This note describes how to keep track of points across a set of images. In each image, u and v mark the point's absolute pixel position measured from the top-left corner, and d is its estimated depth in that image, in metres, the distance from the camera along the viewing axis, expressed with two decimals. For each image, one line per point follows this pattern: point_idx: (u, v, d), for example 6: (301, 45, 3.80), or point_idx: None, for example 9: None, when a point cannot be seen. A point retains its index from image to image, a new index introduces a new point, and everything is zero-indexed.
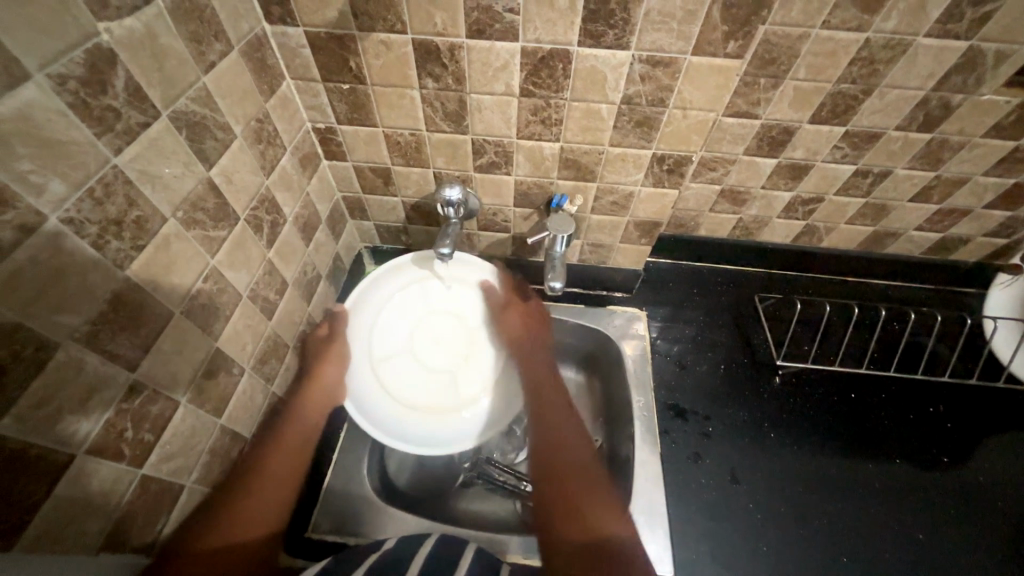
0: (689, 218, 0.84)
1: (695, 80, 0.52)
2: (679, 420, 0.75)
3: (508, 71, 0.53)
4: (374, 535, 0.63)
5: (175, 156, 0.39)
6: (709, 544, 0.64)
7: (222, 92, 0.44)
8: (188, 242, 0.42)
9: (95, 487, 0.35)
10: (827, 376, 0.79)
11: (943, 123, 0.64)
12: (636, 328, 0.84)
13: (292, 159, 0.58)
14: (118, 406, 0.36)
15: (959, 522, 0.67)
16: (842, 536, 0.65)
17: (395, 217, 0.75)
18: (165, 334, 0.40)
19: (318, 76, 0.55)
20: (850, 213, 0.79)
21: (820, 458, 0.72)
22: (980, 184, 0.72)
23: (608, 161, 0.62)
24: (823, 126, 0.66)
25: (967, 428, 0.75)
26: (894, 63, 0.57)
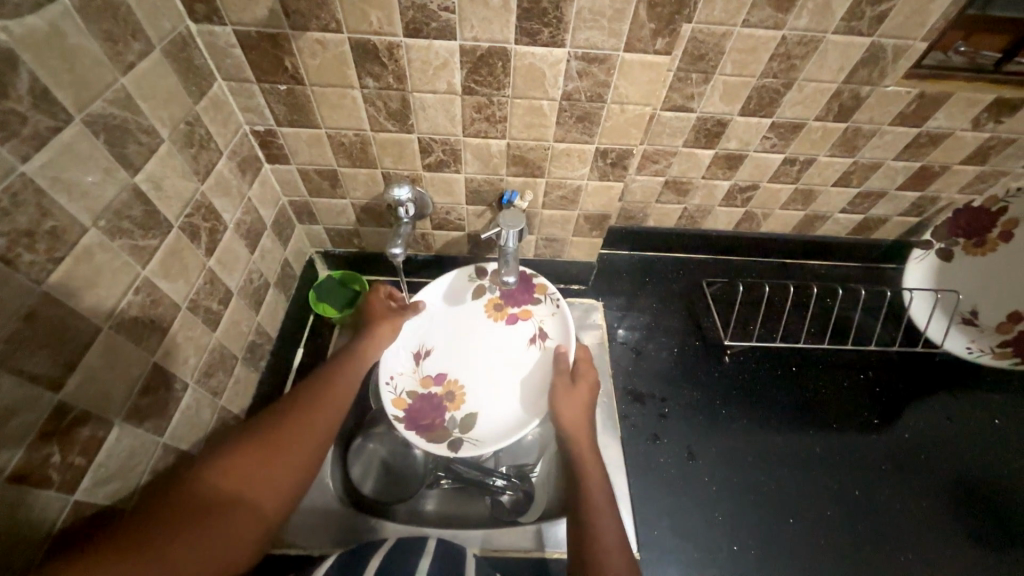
0: (637, 210, 0.88)
1: (630, 76, 0.54)
2: (637, 403, 0.78)
3: (448, 69, 0.53)
4: None
5: (94, 162, 0.37)
6: (668, 518, 0.67)
7: (145, 93, 0.42)
8: (115, 253, 0.40)
9: (22, 515, 0.33)
10: (772, 352, 0.85)
11: (855, 113, 0.70)
12: (593, 318, 0.87)
13: (229, 163, 0.56)
14: (42, 430, 0.34)
15: (889, 476, 0.73)
16: (789, 498, 0.70)
17: (345, 221, 0.74)
18: (94, 349, 0.38)
19: (252, 76, 0.53)
20: (782, 199, 0.85)
21: (768, 429, 0.77)
22: (891, 168, 0.79)
23: (554, 157, 0.63)
24: (751, 118, 0.70)
25: (893, 391, 0.82)
26: (808, 59, 0.62)
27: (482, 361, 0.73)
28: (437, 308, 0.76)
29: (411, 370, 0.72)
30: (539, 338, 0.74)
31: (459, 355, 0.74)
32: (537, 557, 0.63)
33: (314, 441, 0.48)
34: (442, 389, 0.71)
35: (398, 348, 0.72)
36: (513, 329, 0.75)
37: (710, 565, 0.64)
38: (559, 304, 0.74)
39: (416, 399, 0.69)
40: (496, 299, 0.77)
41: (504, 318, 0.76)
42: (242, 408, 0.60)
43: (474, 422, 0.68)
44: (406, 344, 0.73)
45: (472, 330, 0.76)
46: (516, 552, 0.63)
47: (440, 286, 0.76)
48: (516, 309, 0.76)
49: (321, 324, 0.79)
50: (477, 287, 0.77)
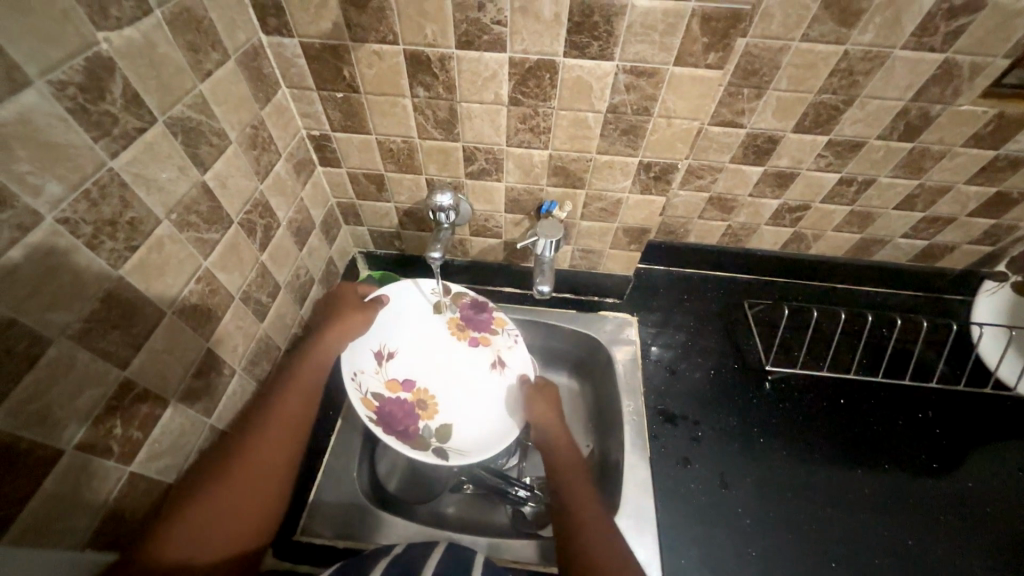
0: (678, 225, 0.86)
1: (679, 90, 0.53)
2: (668, 425, 0.75)
3: (496, 80, 0.54)
4: (363, 540, 0.63)
5: (170, 160, 0.41)
6: (696, 548, 0.64)
7: (219, 98, 0.46)
8: (182, 244, 0.43)
9: (82, 482, 0.36)
10: (818, 381, 0.80)
11: (923, 133, 0.65)
12: (628, 333, 0.84)
13: (286, 165, 0.59)
14: (108, 404, 0.37)
15: (947, 528, 0.67)
16: (831, 541, 0.66)
17: (388, 223, 0.76)
18: (158, 333, 0.41)
19: (312, 84, 0.57)
20: (836, 221, 0.81)
21: (810, 464, 0.72)
22: (962, 192, 0.73)
23: (596, 169, 0.63)
24: (806, 135, 0.67)
25: (956, 435, 0.75)
26: (872, 75, 0.59)
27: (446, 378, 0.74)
28: (398, 309, 0.74)
29: (373, 370, 0.69)
30: (499, 365, 0.74)
31: (423, 366, 0.74)
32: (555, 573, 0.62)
33: (283, 461, 0.49)
34: (411, 397, 0.71)
35: (361, 345, 0.68)
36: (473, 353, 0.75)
37: None
38: (518, 339, 0.75)
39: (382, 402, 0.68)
40: (457, 317, 0.76)
41: (465, 339, 0.76)
42: None
43: (448, 435, 0.69)
44: (370, 342, 0.70)
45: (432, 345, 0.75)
46: (534, 566, 0.62)
47: (398, 288, 0.73)
48: (477, 333, 0.76)
49: None
50: (438, 302, 0.76)
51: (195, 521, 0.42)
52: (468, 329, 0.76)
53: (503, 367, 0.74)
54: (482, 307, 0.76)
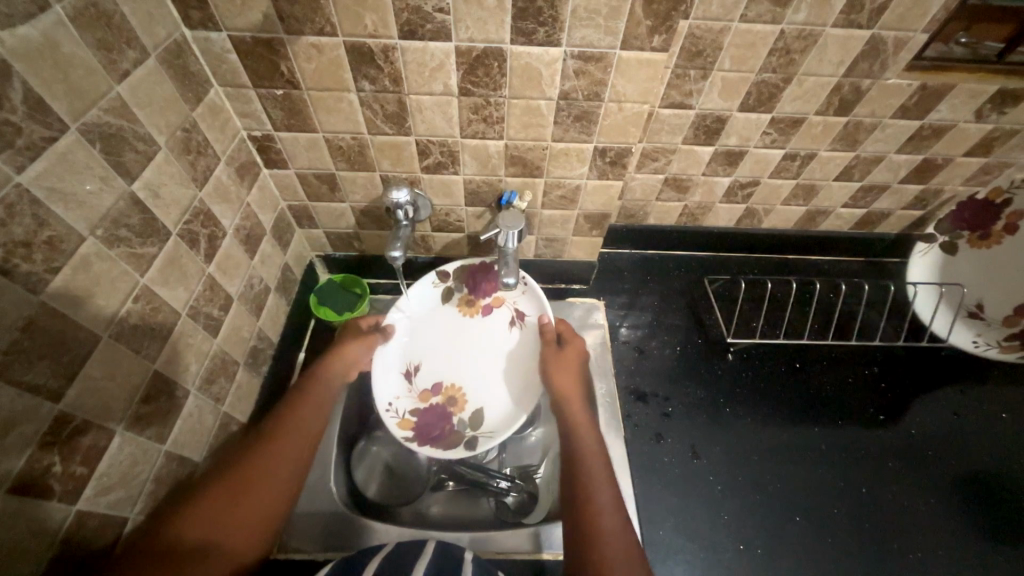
0: (638, 208, 0.87)
1: (627, 74, 0.53)
2: (640, 403, 0.77)
3: (444, 71, 0.53)
4: (343, 549, 0.62)
5: (91, 171, 0.37)
6: (673, 518, 0.67)
7: (141, 101, 0.42)
8: (113, 261, 0.40)
9: (22, 526, 0.33)
10: (776, 349, 0.84)
11: (856, 106, 0.69)
12: (596, 317, 0.86)
13: (227, 169, 0.56)
14: (43, 440, 0.34)
15: (894, 472, 0.73)
16: (795, 497, 0.70)
17: (345, 224, 0.74)
18: (95, 359, 0.38)
19: (248, 82, 0.53)
20: (784, 195, 0.84)
21: (773, 426, 0.76)
22: (893, 161, 0.78)
23: (553, 156, 0.63)
24: (751, 114, 0.70)
25: (899, 387, 0.81)
26: (807, 53, 0.62)
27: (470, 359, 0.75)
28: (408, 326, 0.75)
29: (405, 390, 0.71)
30: (518, 321, 0.75)
31: (449, 361, 0.74)
32: (545, 560, 0.63)
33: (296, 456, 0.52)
34: (443, 397, 0.72)
35: (387, 375, 0.70)
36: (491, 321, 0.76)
37: (716, 564, 0.64)
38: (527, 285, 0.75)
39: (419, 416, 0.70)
40: (465, 295, 0.77)
41: (479, 312, 0.76)
42: (245, 414, 0.60)
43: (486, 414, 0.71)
44: (393, 367, 0.72)
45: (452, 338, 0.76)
46: (519, 555, 0.63)
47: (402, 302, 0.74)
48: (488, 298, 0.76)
49: (321, 328, 0.79)
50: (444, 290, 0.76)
51: (202, 513, 0.44)
52: (478, 300, 0.76)
53: (523, 321, 0.75)
54: (484, 268, 0.75)
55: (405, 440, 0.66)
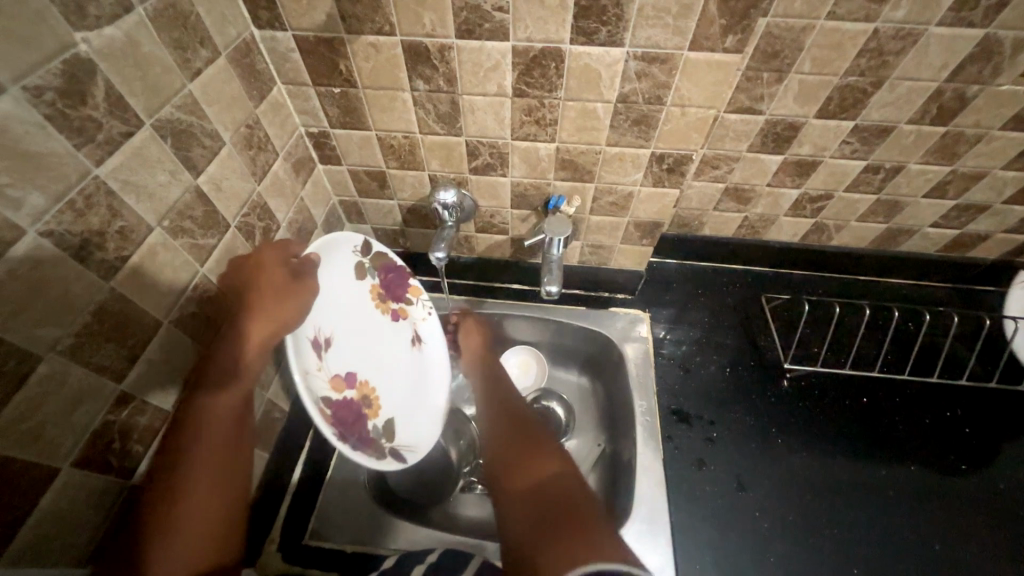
0: (692, 217, 0.83)
1: (694, 77, 0.50)
2: (682, 425, 0.73)
3: (499, 71, 0.52)
4: (372, 545, 0.63)
5: (160, 165, 0.39)
6: (712, 554, 0.63)
7: (210, 98, 0.44)
8: (176, 251, 0.42)
9: (82, 500, 0.35)
10: (839, 379, 0.77)
11: (958, 115, 0.61)
12: (639, 330, 0.82)
13: (284, 164, 0.57)
14: (105, 419, 0.36)
15: (977, 532, 0.64)
16: (854, 546, 0.63)
17: (392, 221, 0.75)
18: (155, 344, 0.40)
19: (309, 80, 0.55)
20: (860, 210, 0.76)
21: (831, 465, 0.69)
22: (998, 178, 0.68)
23: (606, 161, 0.60)
24: (830, 121, 0.63)
25: (987, 434, 0.71)
26: (904, 55, 0.55)
27: (380, 358, 0.65)
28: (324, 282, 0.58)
29: (314, 366, 0.55)
30: (417, 342, 0.69)
31: (364, 350, 0.63)
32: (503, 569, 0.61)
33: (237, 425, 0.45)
34: (356, 393, 0.60)
35: (298, 342, 0.52)
36: (393, 328, 0.67)
37: None
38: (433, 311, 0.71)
39: (334, 409, 0.55)
40: (377, 287, 0.66)
41: (387, 313, 0.67)
42: (287, 401, 0.62)
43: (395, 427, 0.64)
44: (302, 331, 0.53)
45: (361, 324, 0.63)
46: None
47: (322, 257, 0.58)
48: (397, 304, 0.68)
49: None
50: (358, 265, 0.63)
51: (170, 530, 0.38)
52: (389, 299, 0.67)
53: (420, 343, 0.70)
54: (402, 273, 0.68)
55: (330, 436, 0.52)
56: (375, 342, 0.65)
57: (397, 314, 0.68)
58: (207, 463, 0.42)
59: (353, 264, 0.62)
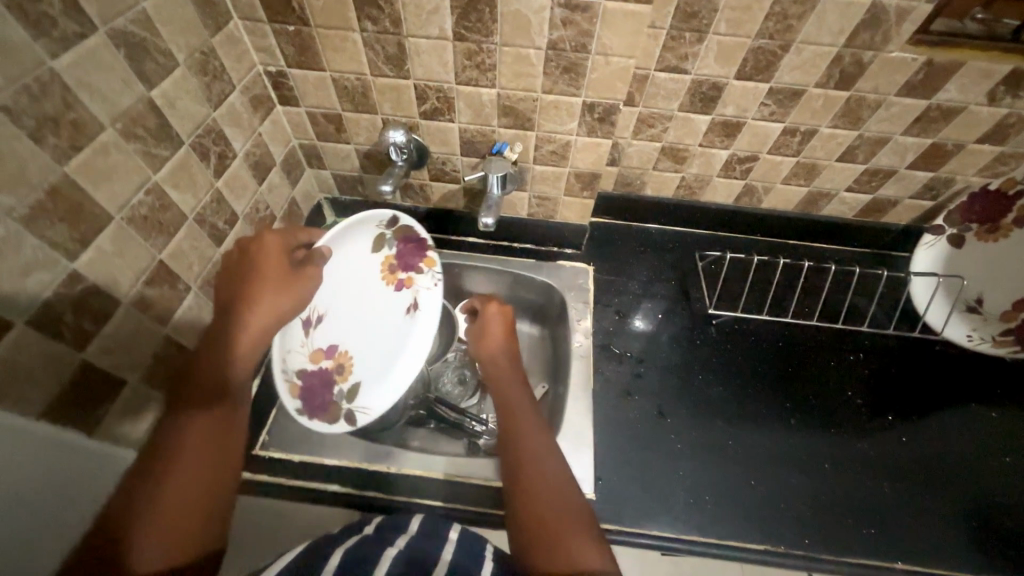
0: (635, 176, 0.89)
1: (612, 26, 0.55)
2: (613, 361, 0.80)
3: (440, 14, 0.57)
4: (319, 455, 0.67)
5: (113, 71, 0.43)
6: (629, 468, 0.69)
7: (164, 19, 0.48)
8: (129, 154, 0.46)
9: (36, 358, 0.39)
10: (760, 325, 0.85)
11: (858, 81, 0.68)
12: (582, 280, 0.89)
13: (241, 97, 0.61)
14: (58, 290, 0.40)
15: (865, 454, 0.72)
16: (757, 465, 0.71)
17: (350, 166, 0.79)
18: (106, 234, 0.44)
19: (264, 17, 0.59)
20: (783, 173, 0.84)
21: (743, 397, 0.77)
22: (900, 143, 0.76)
23: (543, 108, 0.66)
24: (747, 82, 0.70)
25: (883, 374, 0.80)
26: (805, 19, 0.62)
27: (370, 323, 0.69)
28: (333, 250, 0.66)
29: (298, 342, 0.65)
30: (412, 309, 0.68)
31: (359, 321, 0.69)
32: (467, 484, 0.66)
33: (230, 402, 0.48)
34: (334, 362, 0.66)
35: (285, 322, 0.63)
36: (395, 296, 0.69)
37: (666, 514, 0.66)
38: (438, 281, 0.68)
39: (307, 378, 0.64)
40: (391, 258, 0.70)
41: (392, 284, 0.70)
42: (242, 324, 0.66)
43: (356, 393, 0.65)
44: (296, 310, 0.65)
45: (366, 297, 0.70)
46: (475, 479, 0.66)
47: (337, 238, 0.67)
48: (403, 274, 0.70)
49: None
50: (377, 236, 0.70)
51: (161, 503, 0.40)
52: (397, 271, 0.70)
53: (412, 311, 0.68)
54: (419, 246, 0.70)
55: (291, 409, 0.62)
56: (368, 310, 0.69)
57: (399, 284, 0.70)
58: (203, 433, 0.45)
59: (370, 238, 0.70)
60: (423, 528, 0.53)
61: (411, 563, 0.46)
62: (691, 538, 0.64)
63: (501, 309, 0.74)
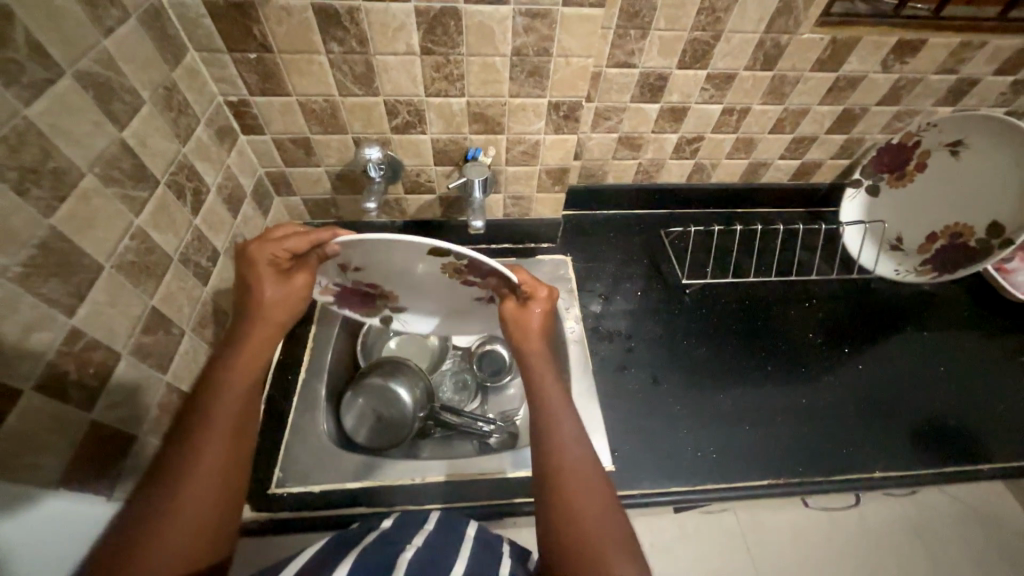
0: (596, 167, 0.94)
1: (571, 30, 0.60)
2: (606, 341, 0.84)
3: (406, 31, 0.58)
4: (337, 480, 0.66)
5: (85, 115, 0.41)
6: (638, 435, 0.74)
7: (126, 56, 0.46)
8: (110, 199, 0.43)
9: (46, 423, 0.37)
10: (727, 288, 0.93)
11: (779, 61, 0.77)
12: (563, 270, 0.93)
13: (206, 130, 0.60)
14: (60, 350, 0.38)
15: (832, 385, 0.82)
16: (747, 412, 0.78)
17: (321, 189, 0.78)
18: (99, 285, 0.42)
19: (222, 46, 0.57)
20: (726, 149, 0.93)
21: (724, 354, 0.85)
22: (818, 112, 0.87)
23: (511, 112, 0.69)
24: (688, 70, 0.77)
25: (833, 314, 0.91)
26: (730, 11, 0.70)
27: (416, 287, 0.68)
28: (381, 246, 0.55)
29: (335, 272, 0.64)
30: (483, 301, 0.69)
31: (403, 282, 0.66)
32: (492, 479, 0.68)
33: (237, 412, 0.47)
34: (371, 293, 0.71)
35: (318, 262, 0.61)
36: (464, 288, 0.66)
37: (678, 471, 0.71)
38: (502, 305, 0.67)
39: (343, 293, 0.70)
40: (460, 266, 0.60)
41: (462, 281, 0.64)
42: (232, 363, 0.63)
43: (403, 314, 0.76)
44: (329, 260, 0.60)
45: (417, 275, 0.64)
46: (497, 474, 0.68)
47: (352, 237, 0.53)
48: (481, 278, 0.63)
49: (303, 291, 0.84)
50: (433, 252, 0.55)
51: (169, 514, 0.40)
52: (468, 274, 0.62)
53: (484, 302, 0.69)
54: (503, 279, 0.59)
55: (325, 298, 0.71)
56: (415, 283, 0.66)
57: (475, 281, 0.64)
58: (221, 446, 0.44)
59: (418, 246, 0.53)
60: (440, 524, 0.56)
61: (435, 554, 0.49)
62: (703, 487, 0.70)
63: (547, 299, 0.62)
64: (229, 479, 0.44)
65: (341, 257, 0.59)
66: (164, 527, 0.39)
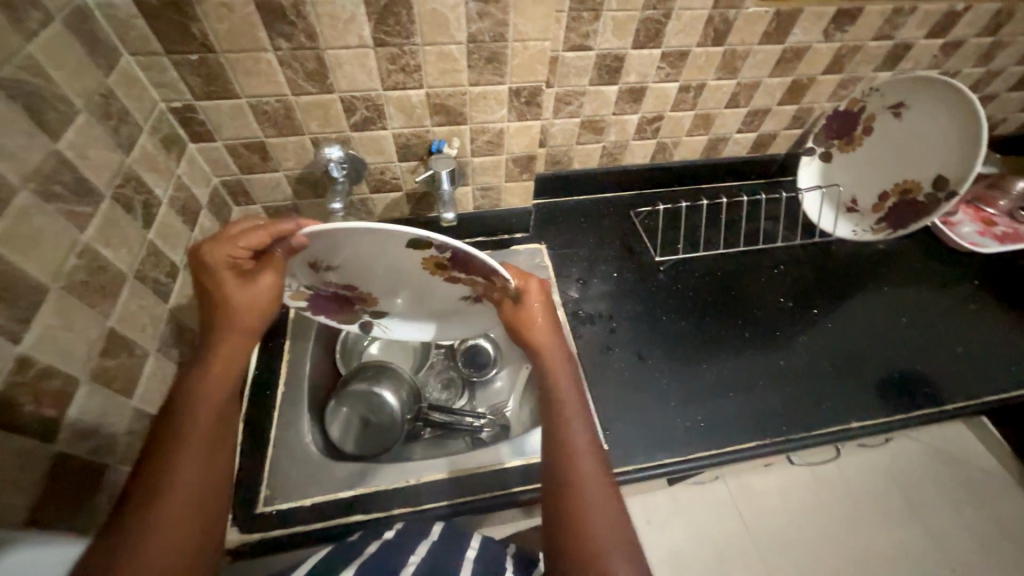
0: (561, 153, 0.94)
1: (525, 12, 0.59)
2: (588, 324, 0.85)
3: (357, 22, 0.57)
4: (331, 491, 0.64)
5: (14, 126, 0.38)
6: (627, 413, 0.75)
7: (54, 62, 0.43)
8: (52, 215, 0.41)
9: (9, 459, 0.35)
10: (699, 261, 0.95)
11: (729, 36, 0.79)
12: (539, 259, 0.93)
13: (151, 138, 0.56)
14: (10, 379, 0.36)
15: (804, 345, 0.85)
16: (729, 379, 0.80)
17: (282, 195, 0.75)
18: (49, 307, 0.39)
19: (160, 48, 0.54)
20: (686, 126, 0.95)
21: (702, 325, 0.87)
22: (769, 85, 0.90)
23: (472, 101, 0.68)
24: (643, 50, 0.78)
25: (800, 278, 0.94)
26: None
27: (398, 286, 0.64)
28: (357, 240, 0.51)
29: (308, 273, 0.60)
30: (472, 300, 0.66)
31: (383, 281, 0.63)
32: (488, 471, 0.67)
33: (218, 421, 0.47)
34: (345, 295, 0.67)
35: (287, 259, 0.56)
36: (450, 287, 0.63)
37: (668, 443, 0.72)
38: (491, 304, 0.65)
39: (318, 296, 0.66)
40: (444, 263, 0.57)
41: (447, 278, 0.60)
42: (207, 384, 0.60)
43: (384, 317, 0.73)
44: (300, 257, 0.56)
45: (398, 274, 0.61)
46: (493, 466, 0.67)
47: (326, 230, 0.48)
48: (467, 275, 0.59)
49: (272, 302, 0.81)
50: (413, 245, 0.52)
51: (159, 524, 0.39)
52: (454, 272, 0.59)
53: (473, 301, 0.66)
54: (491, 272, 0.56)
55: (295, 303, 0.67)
56: (397, 282, 0.63)
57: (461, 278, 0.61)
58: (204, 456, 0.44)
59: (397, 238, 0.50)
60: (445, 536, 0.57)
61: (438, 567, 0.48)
62: (693, 456, 0.71)
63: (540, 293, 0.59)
64: (214, 490, 0.44)
65: (313, 254, 0.55)
66: (149, 540, 0.38)
